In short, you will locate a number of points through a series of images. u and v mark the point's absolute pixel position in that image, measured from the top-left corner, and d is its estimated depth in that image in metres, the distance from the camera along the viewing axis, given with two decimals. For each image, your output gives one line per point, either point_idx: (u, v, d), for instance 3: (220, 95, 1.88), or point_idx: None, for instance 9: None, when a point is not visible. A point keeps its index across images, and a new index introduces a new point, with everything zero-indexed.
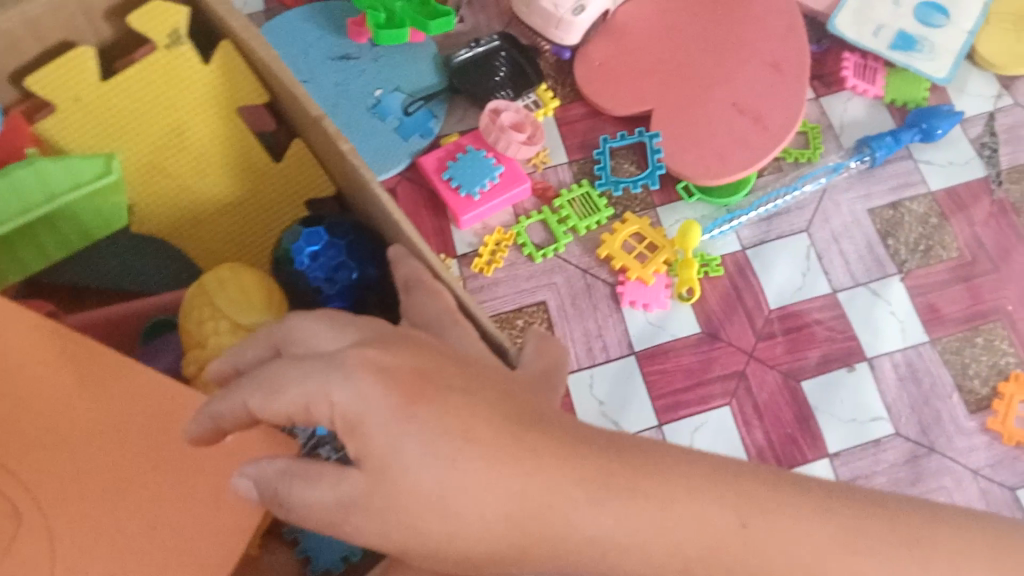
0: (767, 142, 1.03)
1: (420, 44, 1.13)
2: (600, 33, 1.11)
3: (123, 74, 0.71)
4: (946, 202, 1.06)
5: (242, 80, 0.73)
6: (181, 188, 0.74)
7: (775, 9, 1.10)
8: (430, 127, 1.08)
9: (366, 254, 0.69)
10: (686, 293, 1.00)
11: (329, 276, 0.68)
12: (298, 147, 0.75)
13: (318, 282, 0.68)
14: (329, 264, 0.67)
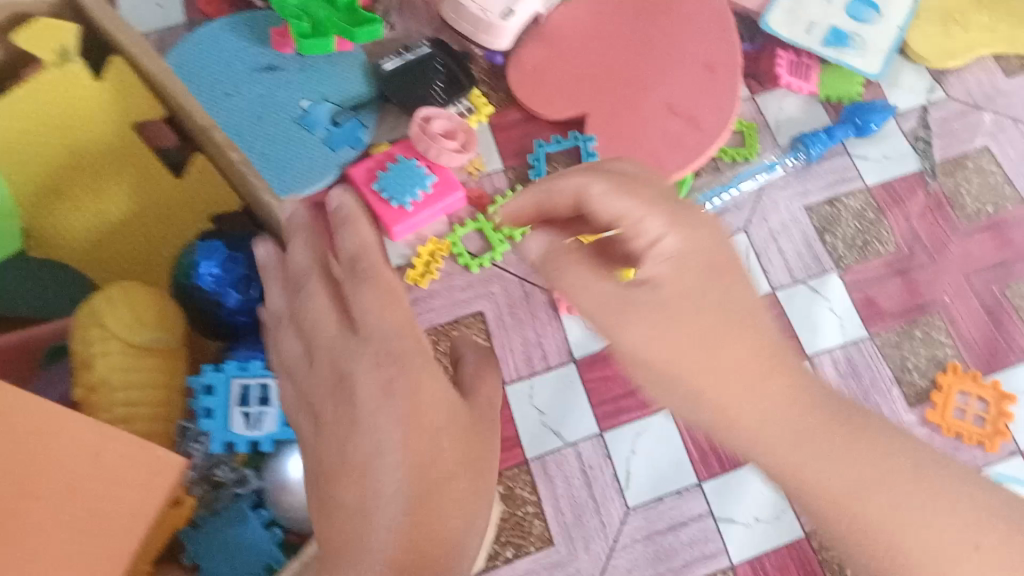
0: (701, 142, 1.03)
1: (348, 52, 1.11)
2: (532, 37, 1.09)
3: (11, 94, 0.71)
4: (882, 197, 1.06)
5: (139, 99, 0.75)
6: (81, 208, 0.74)
7: (706, 8, 1.09)
8: (359, 137, 1.07)
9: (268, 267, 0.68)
10: None
11: (228, 291, 0.66)
12: (201, 162, 0.77)
13: (218, 298, 0.66)
14: (229, 279, 0.66)
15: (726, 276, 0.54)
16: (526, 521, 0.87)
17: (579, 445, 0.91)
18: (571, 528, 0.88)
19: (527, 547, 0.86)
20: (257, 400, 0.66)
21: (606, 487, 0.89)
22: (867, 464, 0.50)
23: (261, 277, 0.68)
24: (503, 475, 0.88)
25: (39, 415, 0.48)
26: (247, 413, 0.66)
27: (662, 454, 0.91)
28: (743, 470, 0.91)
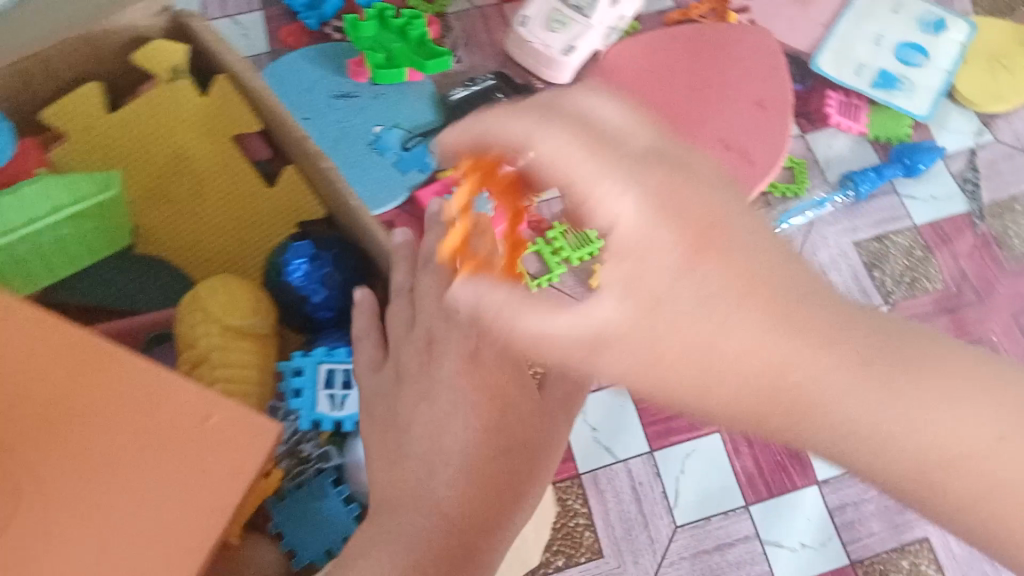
0: (756, 175, 1.06)
1: (418, 83, 1.16)
2: (593, 70, 1.12)
3: (128, 108, 0.74)
4: (931, 236, 1.09)
5: (238, 109, 0.75)
6: (183, 214, 0.75)
7: (762, 49, 1.13)
8: (428, 161, 1.12)
9: (352, 266, 0.71)
10: None
11: (314, 288, 0.69)
12: (291, 172, 0.76)
13: (304, 295, 0.69)
14: (321, 277, 0.69)
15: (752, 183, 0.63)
16: (577, 532, 0.90)
17: (630, 462, 0.93)
18: (621, 541, 0.90)
19: (578, 557, 0.89)
20: (343, 383, 0.69)
21: (654, 504, 0.92)
22: (761, 324, 0.44)
23: (347, 275, 0.71)
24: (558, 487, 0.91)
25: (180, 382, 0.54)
26: (332, 396, 0.69)
27: (711, 477, 0.93)
28: (790, 495, 0.92)
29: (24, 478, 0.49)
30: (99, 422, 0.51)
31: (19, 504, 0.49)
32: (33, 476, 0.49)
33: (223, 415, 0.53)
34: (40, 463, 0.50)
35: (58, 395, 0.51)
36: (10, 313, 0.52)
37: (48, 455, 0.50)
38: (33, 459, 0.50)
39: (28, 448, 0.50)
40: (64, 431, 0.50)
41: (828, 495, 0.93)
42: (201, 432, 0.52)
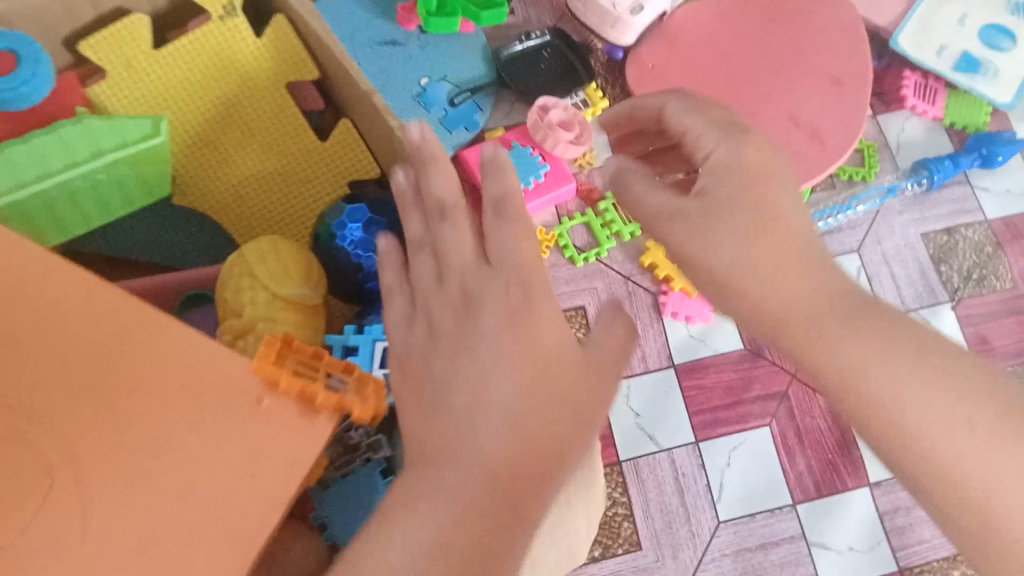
0: (825, 157, 1.00)
1: (469, 33, 1.08)
2: (656, 34, 1.07)
3: (175, 42, 0.68)
4: (1002, 232, 1.03)
5: (295, 56, 0.71)
6: (230, 165, 0.72)
7: (838, 24, 1.07)
8: (475, 120, 1.05)
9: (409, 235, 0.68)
10: None
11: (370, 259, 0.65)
12: (346, 126, 0.73)
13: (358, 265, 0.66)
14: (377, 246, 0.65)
15: (761, 181, 0.54)
16: (616, 522, 0.87)
17: (674, 451, 0.90)
18: (660, 534, 0.87)
19: (615, 548, 0.86)
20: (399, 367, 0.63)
21: (698, 497, 0.89)
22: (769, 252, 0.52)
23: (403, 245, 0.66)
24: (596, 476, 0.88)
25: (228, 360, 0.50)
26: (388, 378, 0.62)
27: (758, 471, 0.90)
28: (840, 496, 0.89)
29: (67, 457, 0.46)
30: (143, 398, 0.47)
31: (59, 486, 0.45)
32: (73, 457, 0.46)
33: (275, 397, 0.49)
34: (78, 437, 0.46)
35: (104, 367, 0.47)
36: (52, 271, 0.49)
37: (93, 433, 0.46)
38: (77, 440, 0.46)
39: (68, 421, 0.46)
40: (110, 408, 0.47)
41: (878, 497, 0.90)
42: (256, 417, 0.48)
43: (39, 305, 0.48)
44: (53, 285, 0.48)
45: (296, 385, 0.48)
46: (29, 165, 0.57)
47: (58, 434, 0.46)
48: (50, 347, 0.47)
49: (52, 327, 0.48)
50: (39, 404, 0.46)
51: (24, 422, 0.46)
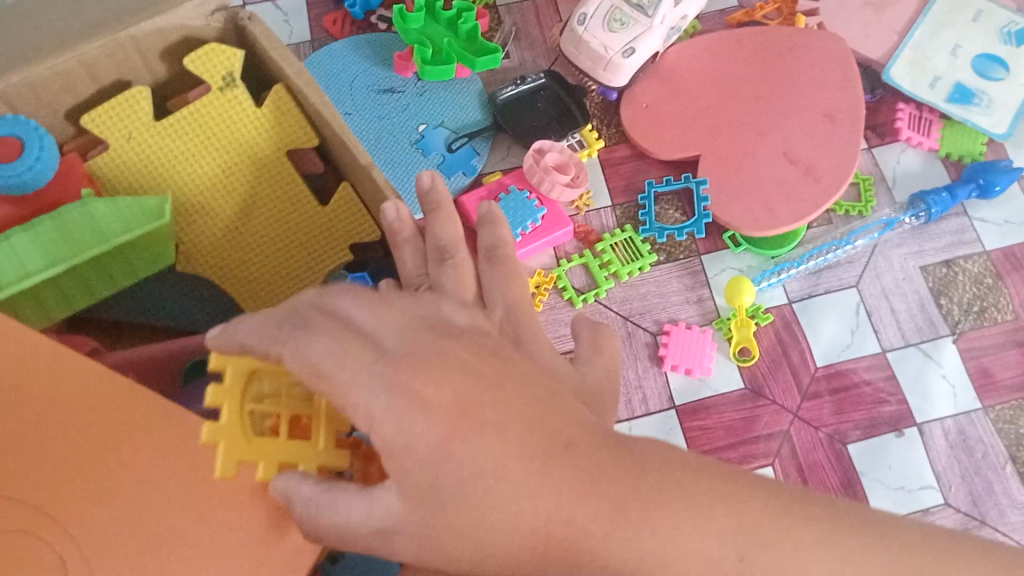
0: (820, 194, 1.01)
1: (465, 79, 1.10)
2: (650, 75, 1.08)
3: (177, 114, 0.70)
4: (1002, 263, 1.03)
5: (294, 123, 0.72)
6: (232, 231, 0.73)
7: (829, 59, 1.08)
8: (473, 165, 1.06)
9: None
10: (744, 355, 0.97)
11: None
12: (346, 192, 0.73)
13: None
14: None
15: None
16: None
17: None
18: None
19: None
20: None
21: None
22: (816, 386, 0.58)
23: None
24: None
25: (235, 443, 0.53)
26: None
27: None
28: None
29: (74, 547, 0.48)
30: (151, 481, 0.51)
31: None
32: (83, 546, 0.48)
33: (284, 483, 0.52)
34: (88, 524, 0.49)
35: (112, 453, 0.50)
36: (58, 362, 0.52)
37: (104, 522, 0.49)
38: (87, 529, 0.49)
39: (79, 507, 0.49)
40: (121, 497, 0.50)
41: None
42: (264, 500, 0.51)
43: (49, 395, 0.51)
44: (59, 375, 0.52)
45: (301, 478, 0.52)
46: (32, 254, 0.59)
47: (69, 522, 0.48)
48: (62, 436, 0.50)
49: (63, 415, 0.51)
50: (51, 494, 0.49)
51: (38, 510, 0.48)
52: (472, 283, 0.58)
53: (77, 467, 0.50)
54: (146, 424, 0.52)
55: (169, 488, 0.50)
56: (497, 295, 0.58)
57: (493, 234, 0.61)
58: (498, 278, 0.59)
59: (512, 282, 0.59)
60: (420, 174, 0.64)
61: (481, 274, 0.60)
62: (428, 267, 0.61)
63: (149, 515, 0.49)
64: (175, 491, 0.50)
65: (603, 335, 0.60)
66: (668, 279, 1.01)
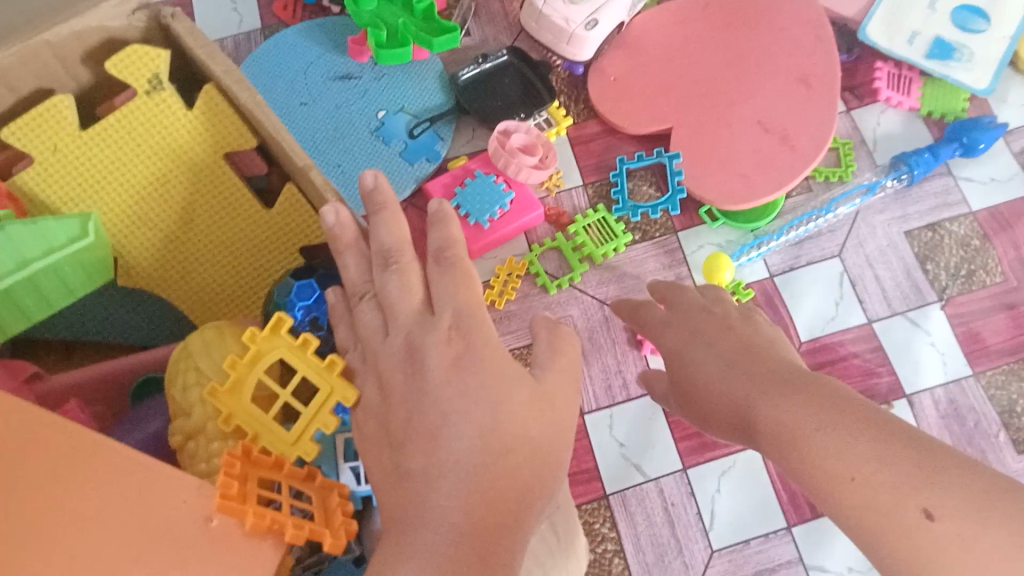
0: (797, 162, 0.97)
1: (424, 61, 1.05)
2: (616, 46, 1.04)
3: (104, 121, 0.66)
4: (988, 223, 0.99)
5: (230, 124, 0.68)
6: (173, 241, 0.69)
7: (802, 19, 1.03)
8: (437, 150, 1.02)
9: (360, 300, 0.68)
10: None
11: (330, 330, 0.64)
12: (291, 193, 0.69)
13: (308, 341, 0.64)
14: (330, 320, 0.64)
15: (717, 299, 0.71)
16: (605, 559, 0.85)
17: (661, 481, 0.88)
18: (653, 570, 0.85)
19: None
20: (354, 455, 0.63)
21: (689, 527, 0.86)
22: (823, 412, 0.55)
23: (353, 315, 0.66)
24: (581, 510, 0.86)
25: (173, 477, 0.50)
26: (354, 467, 0.62)
27: (750, 494, 0.88)
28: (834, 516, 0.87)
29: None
30: (82, 524, 0.47)
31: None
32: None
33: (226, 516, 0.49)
34: None
35: None
36: None
37: None
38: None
39: None
40: None
41: None
42: (206, 536, 0.48)
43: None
44: None
45: (263, 523, 0.49)
46: None
47: None
48: None
49: None
50: None
51: None
52: (419, 286, 0.56)
53: None
54: (76, 462, 0.48)
55: (103, 529, 0.47)
56: (445, 301, 0.55)
57: (442, 234, 0.58)
58: (446, 283, 0.55)
59: (461, 285, 0.55)
60: (362, 173, 0.60)
61: (430, 278, 0.57)
62: (373, 274, 0.58)
63: None
64: (108, 532, 0.47)
65: (561, 334, 0.57)
66: (644, 260, 0.97)
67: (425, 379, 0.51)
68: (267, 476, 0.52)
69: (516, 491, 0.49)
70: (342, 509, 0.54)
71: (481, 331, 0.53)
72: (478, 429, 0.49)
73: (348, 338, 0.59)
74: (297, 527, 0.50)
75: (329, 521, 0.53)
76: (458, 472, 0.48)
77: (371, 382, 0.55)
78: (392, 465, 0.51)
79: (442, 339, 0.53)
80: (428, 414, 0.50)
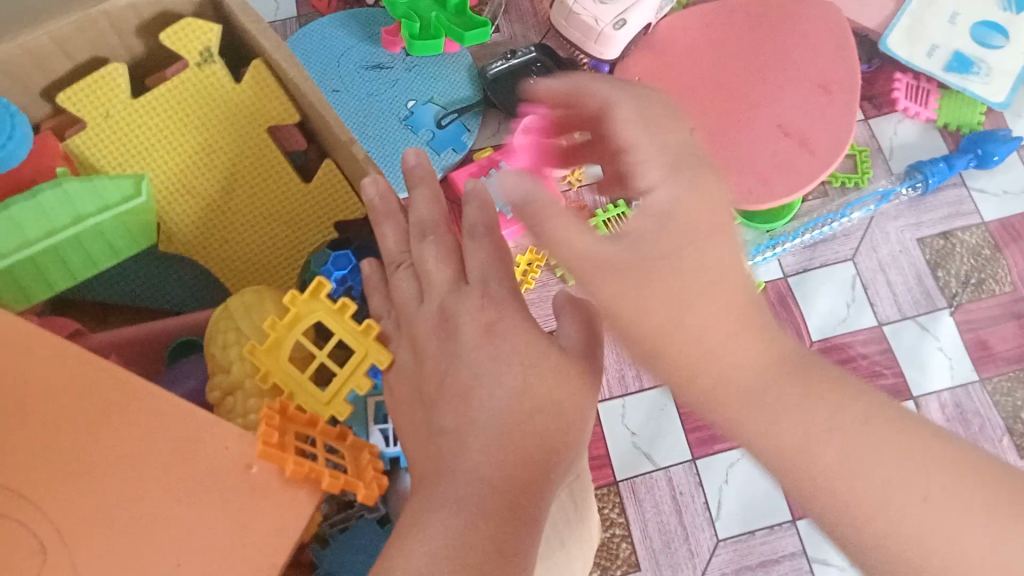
0: (815, 166, 0.99)
1: (455, 54, 1.08)
2: (643, 47, 1.06)
3: (155, 91, 0.69)
4: (1000, 234, 1.02)
5: (275, 99, 0.71)
6: (215, 210, 0.72)
7: (824, 29, 1.06)
8: (463, 141, 1.05)
9: None
10: None
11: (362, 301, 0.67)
12: (329, 168, 0.72)
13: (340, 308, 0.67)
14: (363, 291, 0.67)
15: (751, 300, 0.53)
16: (613, 543, 0.87)
17: (670, 470, 0.90)
18: (659, 555, 0.87)
19: (613, 570, 0.86)
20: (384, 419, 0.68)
21: (696, 516, 0.89)
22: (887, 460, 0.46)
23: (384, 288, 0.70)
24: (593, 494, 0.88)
25: (214, 424, 0.52)
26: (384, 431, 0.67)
27: (757, 486, 0.90)
28: None
29: (53, 530, 0.47)
30: (128, 463, 0.50)
31: (52, 558, 0.47)
32: (61, 529, 0.47)
33: (264, 462, 0.51)
34: (66, 506, 0.48)
35: (89, 438, 0.50)
36: (33, 346, 0.51)
37: (81, 507, 0.48)
38: (65, 511, 0.48)
39: (56, 491, 0.48)
40: (102, 479, 0.49)
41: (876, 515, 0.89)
42: (244, 481, 0.51)
43: (26, 377, 0.50)
44: (34, 358, 0.51)
45: (302, 470, 0.51)
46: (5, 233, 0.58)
47: (47, 505, 0.48)
48: (39, 420, 0.50)
49: (41, 400, 0.50)
50: (29, 476, 0.48)
51: (19, 492, 0.48)
52: (453, 256, 0.59)
53: (53, 450, 0.49)
54: (125, 406, 0.51)
55: (148, 469, 0.50)
56: (479, 272, 0.57)
57: (476, 208, 0.60)
58: (479, 255, 0.58)
59: (494, 257, 0.58)
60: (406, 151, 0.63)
61: (464, 250, 0.59)
62: (409, 245, 0.61)
63: (127, 498, 0.49)
64: (151, 471, 0.50)
65: (586, 310, 0.59)
66: None
67: (458, 342, 0.54)
68: (303, 431, 0.55)
69: (542, 451, 0.51)
70: (373, 465, 0.56)
71: (512, 300, 0.56)
72: (508, 391, 0.51)
73: (382, 305, 0.61)
74: (333, 477, 0.51)
75: (361, 474, 0.55)
76: (487, 430, 0.50)
77: (405, 346, 0.57)
78: (423, 422, 0.53)
79: (475, 307, 0.55)
80: (460, 375, 0.53)
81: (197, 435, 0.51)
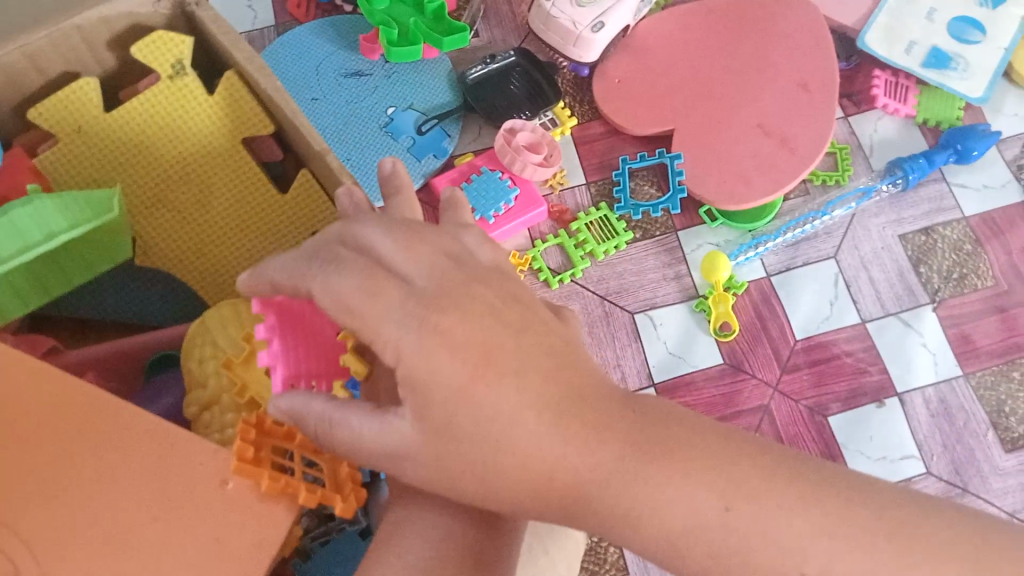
0: (796, 165, 0.99)
1: (434, 60, 1.08)
2: (622, 50, 1.06)
3: (127, 104, 0.68)
4: (981, 229, 1.02)
5: (248, 110, 0.70)
6: (190, 223, 0.71)
7: (802, 28, 1.06)
8: (444, 147, 1.04)
9: None
10: (724, 329, 0.96)
11: None
12: (305, 178, 0.71)
13: None
14: None
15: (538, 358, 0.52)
16: (601, 548, 0.87)
17: None
18: (647, 559, 0.87)
19: (602, 575, 0.86)
20: None
21: None
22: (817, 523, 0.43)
23: None
24: None
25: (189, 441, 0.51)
26: None
27: None
28: None
29: (28, 551, 0.47)
30: (103, 482, 0.49)
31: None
32: (35, 550, 0.47)
33: (239, 479, 0.51)
34: (40, 527, 0.47)
35: (62, 457, 0.49)
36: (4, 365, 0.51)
37: (55, 527, 0.48)
38: (39, 534, 0.47)
39: (30, 512, 0.48)
40: (76, 498, 0.49)
41: None
42: (220, 498, 0.50)
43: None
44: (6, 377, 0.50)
45: (278, 486, 0.50)
46: None
47: (20, 526, 0.47)
48: (11, 440, 0.49)
49: (13, 420, 0.50)
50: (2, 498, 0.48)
51: None
52: None
53: (25, 471, 0.48)
54: (98, 424, 0.50)
55: (123, 488, 0.49)
56: None
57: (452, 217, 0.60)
58: None
59: None
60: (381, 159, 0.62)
61: None
62: None
63: (102, 517, 0.48)
64: (127, 490, 0.49)
65: None
66: (644, 258, 0.99)
67: None
68: (280, 445, 0.54)
69: None
70: (353, 477, 0.55)
71: None
72: None
73: None
74: (309, 490, 0.51)
75: (340, 486, 0.54)
76: None
77: None
78: None
79: None
80: None
81: (172, 452, 0.51)
